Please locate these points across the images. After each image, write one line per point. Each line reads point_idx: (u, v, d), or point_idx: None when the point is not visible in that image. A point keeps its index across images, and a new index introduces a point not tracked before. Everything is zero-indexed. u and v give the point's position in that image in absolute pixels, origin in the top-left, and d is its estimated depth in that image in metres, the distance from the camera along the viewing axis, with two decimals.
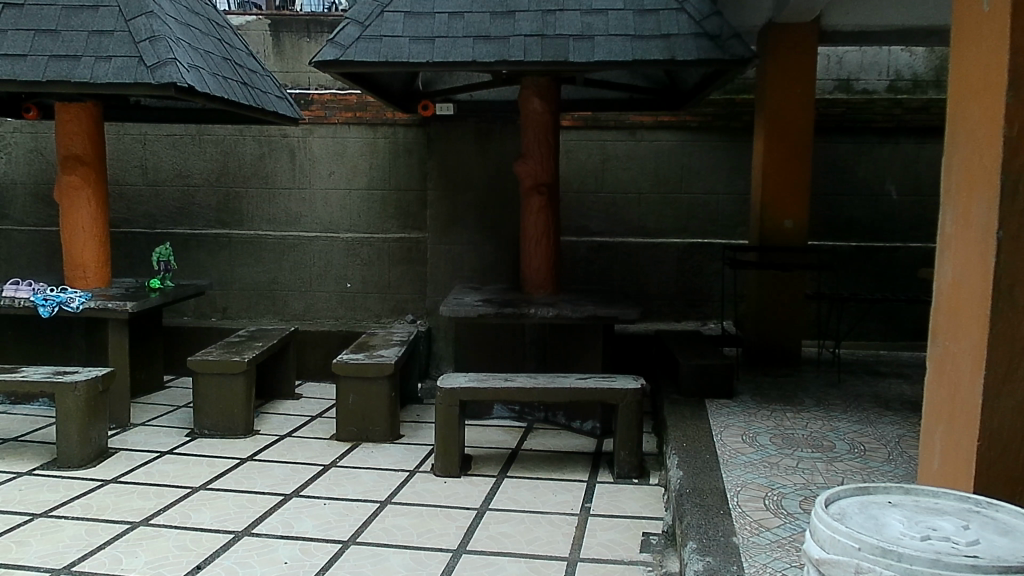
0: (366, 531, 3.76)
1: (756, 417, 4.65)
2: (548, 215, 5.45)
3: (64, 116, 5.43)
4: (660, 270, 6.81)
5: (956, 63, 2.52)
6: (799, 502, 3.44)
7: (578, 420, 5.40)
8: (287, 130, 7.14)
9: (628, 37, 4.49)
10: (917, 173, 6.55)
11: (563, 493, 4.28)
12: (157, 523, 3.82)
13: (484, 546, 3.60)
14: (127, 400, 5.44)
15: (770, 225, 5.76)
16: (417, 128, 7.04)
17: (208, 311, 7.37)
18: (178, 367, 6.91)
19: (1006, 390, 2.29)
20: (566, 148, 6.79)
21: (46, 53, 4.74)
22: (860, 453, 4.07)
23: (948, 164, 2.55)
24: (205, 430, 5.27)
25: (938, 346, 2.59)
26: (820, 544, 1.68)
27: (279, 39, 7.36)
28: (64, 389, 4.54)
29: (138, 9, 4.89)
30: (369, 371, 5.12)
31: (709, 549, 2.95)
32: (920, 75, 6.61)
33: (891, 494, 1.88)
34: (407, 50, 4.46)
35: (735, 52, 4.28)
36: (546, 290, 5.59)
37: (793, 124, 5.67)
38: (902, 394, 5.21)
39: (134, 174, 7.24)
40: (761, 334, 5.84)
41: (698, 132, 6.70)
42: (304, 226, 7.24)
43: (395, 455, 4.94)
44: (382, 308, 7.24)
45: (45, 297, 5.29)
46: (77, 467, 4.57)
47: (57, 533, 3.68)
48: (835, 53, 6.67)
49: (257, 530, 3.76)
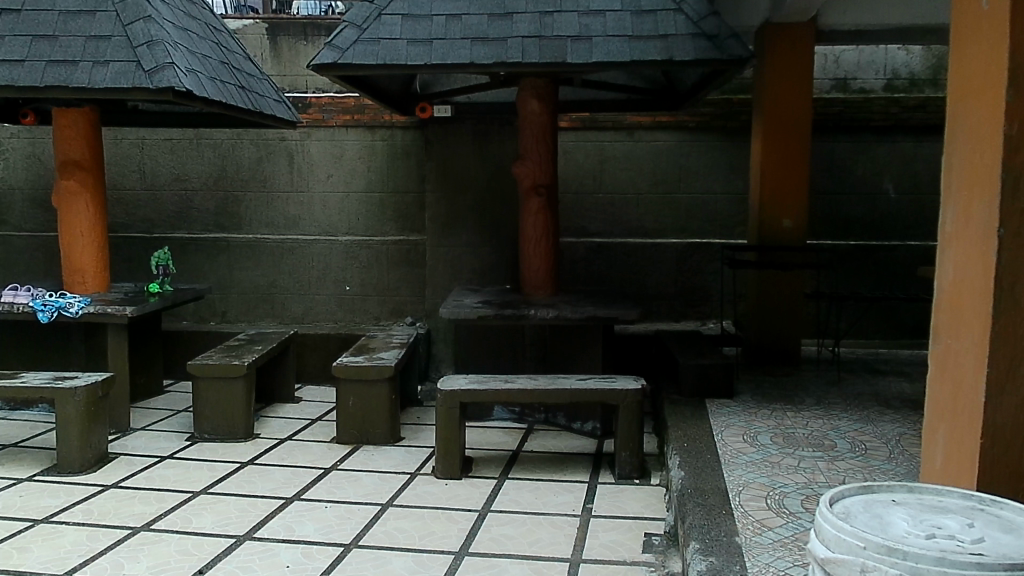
0: (368, 534, 3.76)
1: (756, 416, 4.65)
2: (547, 216, 5.45)
3: (62, 121, 5.43)
4: (659, 270, 6.81)
5: (956, 61, 2.52)
6: (801, 501, 3.44)
7: (579, 421, 5.39)
8: (285, 134, 7.13)
9: (626, 37, 4.49)
10: (914, 171, 6.56)
11: (565, 495, 4.28)
12: (158, 528, 3.81)
13: (486, 547, 3.60)
14: (127, 404, 5.43)
15: (769, 224, 5.76)
16: (415, 131, 7.04)
17: (207, 315, 7.36)
18: (178, 371, 6.90)
19: (1009, 387, 2.30)
20: (565, 149, 6.79)
21: (44, 58, 4.74)
22: (861, 452, 4.07)
23: (948, 163, 2.56)
24: (205, 434, 5.26)
25: (940, 344, 2.59)
26: (826, 543, 1.68)
27: (276, 42, 7.36)
28: (64, 395, 4.53)
29: (135, 14, 4.89)
30: (369, 373, 5.12)
31: (712, 549, 2.95)
32: (917, 74, 6.63)
33: (895, 493, 1.88)
34: (404, 52, 4.46)
35: (733, 52, 4.29)
36: (546, 291, 5.58)
37: (791, 124, 5.67)
38: (902, 392, 5.21)
39: (132, 179, 7.24)
40: (761, 333, 5.84)
41: (696, 133, 6.71)
42: (303, 229, 7.23)
43: (396, 457, 4.93)
44: (381, 310, 7.24)
45: (44, 303, 5.27)
46: (77, 472, 4.56)
47: (58, 539, 3.68)
48: (832, 52, 6.68)
49: (258, 534, 3.76)
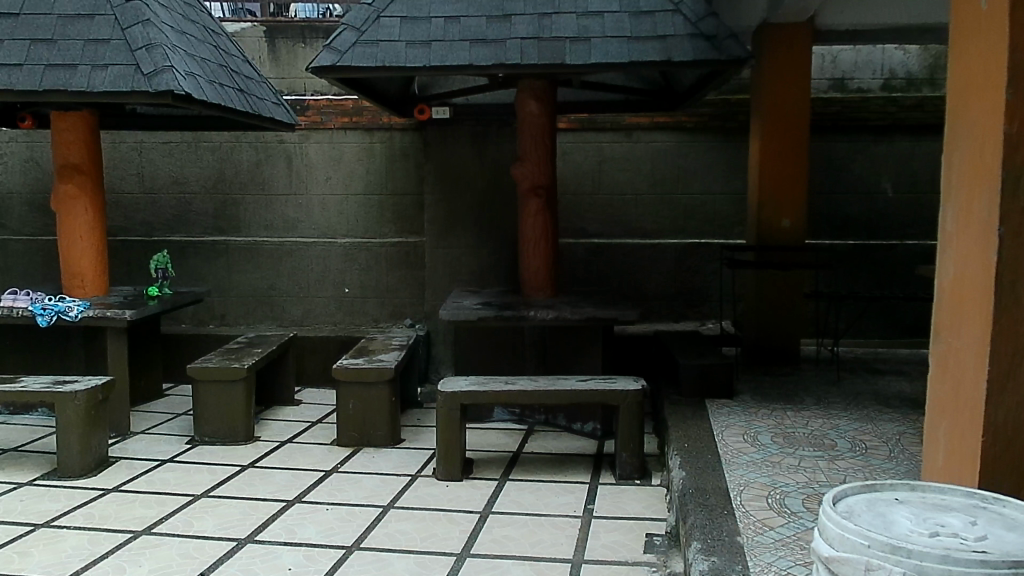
0: (369, 537, 3.75)
1: (757, 416, 4.66)
2: (546, 217, 5.45)
3: (60, 125, 5.42)
4: (658, 271, 6.82)
5: (956, 61, 2.53)
6: (802, 501, 3.44)
7: (579, 422, 5.39)
8: (283, 136, 7.13)
9: (624, 38, 4.49)
10: (912, 171, 6.58)
11: (566, 496, 4.28)
12: (159, 531, 3.81)
13: (488, 549, 3.60)
14: (127, 408, 5.42)
15: (768, 224, 5.78)
16: (413, 133, 7.05)
17: (206, 318, 7.36)
18: (177, 375, 6.90)
19: (1010, 385, 2.30)
20: (563, 150, 6.80)
21: (43, 62, 4.74)
22: (862, 451, 4.08)
23: (949, 162, 2.57)
24: (206, 437, 5.26)
25: (941, 343, 2.60)
26: (830, 542, 1.69)
27: (274, 45, 7.36)
28: (64, 399, 4.53)
29: (134, 17, 4.89)
30: (369, 376, 5.12)
31: (714, 549, 2.95)
32: (914, 73, 6.64)
33: (898, 491, 1.89)
34: (403, 54, 4.47)
35: (731, 52, 4.30)
36: (545, 293, 5.59)
37: (789, 124, 5.68)
38: (901, 391, 5.22)
39: (130, 182, 7.23)
40: (760, 333, 5.85)
41: (694, 133, 6.72)
42: (301, 232, 7.23)
43: (397, 460, 4.93)
44: (380, 312, 7.24)
45: (43, 307, 5.26)
46: (78, 476, 4.55)
47: (59, 543, 3.67)
48: (830, 52, 6.70)
49: (260, 537, 3.76)
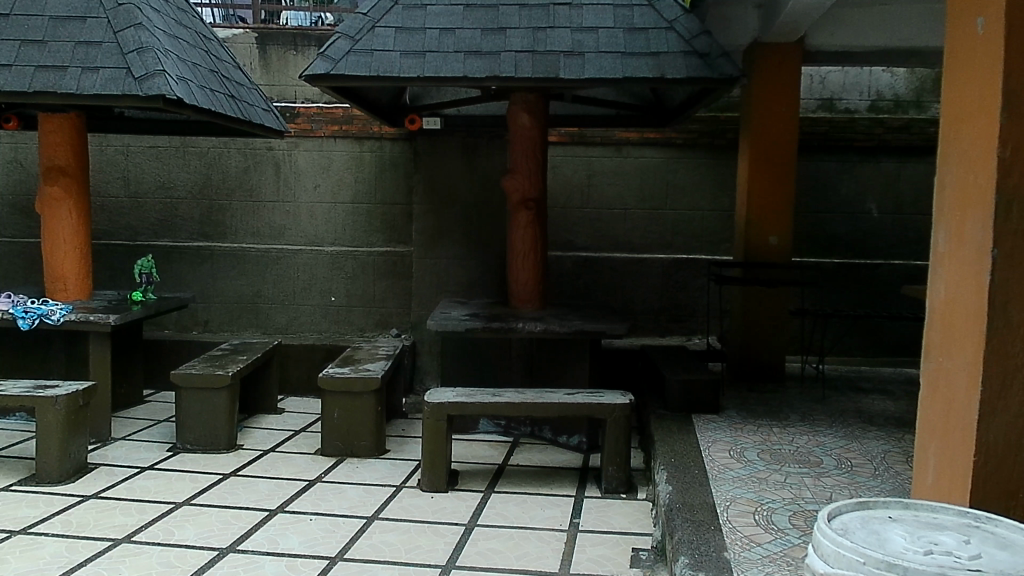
0: (353, 548, 3.72)
1: (743, 432, 4.68)
2: (536, 229, 5.45)
3: (47, 127, 5.37)
4: (645, 285, 6.85)
5: (949, 85, 2.56)
6: (789, 517, 3.45)
7: (564, 435, 5.39)
8: (272, 143, 7.11)
9: (618, 54, 4.53)
10: (897, 192, 6.66)
11: (551, 509, 4.26)
12: (139, 540, 3.75)
13: (472, 561, 3.58)
14: (107, 414, 5.35)
15: (756, 242, 5.82)
16: (404, 142, 7.04)
17: (190, 325, 7.31)
18: (157, 381, 6.81)
19: (1001, 406, 2.33)
20: (553, 163, 6.83)
21: (33, 63, 4.70)
22: (847, 469, 4.10)
23: (941, 185, 2.60)
24: (187, 444, 5.19)
25: (932, 363, 2.63)
26: (825, 559, 1.69)
27: (265, 52, 7.37)
28: (45, 403, 4.46)
29: (126, 21, 4.86)
30: (356, 385, 5.07)
31: (701, 564, 2.95)
32: (901, 95, 6.75)
33: (891, 509, 1.90)
34: (397, 64, 4.47)
35: (724, 72, 4.34)
36: (533, 305, 5.59)
37: (777, 142, 5.74)
38: (885, 410, 5.26)
39: (116, 186, 7.17)
40: (746, 349, 5.88)
41: (683, 149, 6.77)
42: (288, 239, 7.20)
43: (382, 470, 4.90)
44: (366, 321, 7.21)
45: (24, 310, 5.16)
46: (55, 482, 4.48)
47: (36, 550, 3.61)
48: (818, 73, 6.81)
49: (242, 546, 3.71)
